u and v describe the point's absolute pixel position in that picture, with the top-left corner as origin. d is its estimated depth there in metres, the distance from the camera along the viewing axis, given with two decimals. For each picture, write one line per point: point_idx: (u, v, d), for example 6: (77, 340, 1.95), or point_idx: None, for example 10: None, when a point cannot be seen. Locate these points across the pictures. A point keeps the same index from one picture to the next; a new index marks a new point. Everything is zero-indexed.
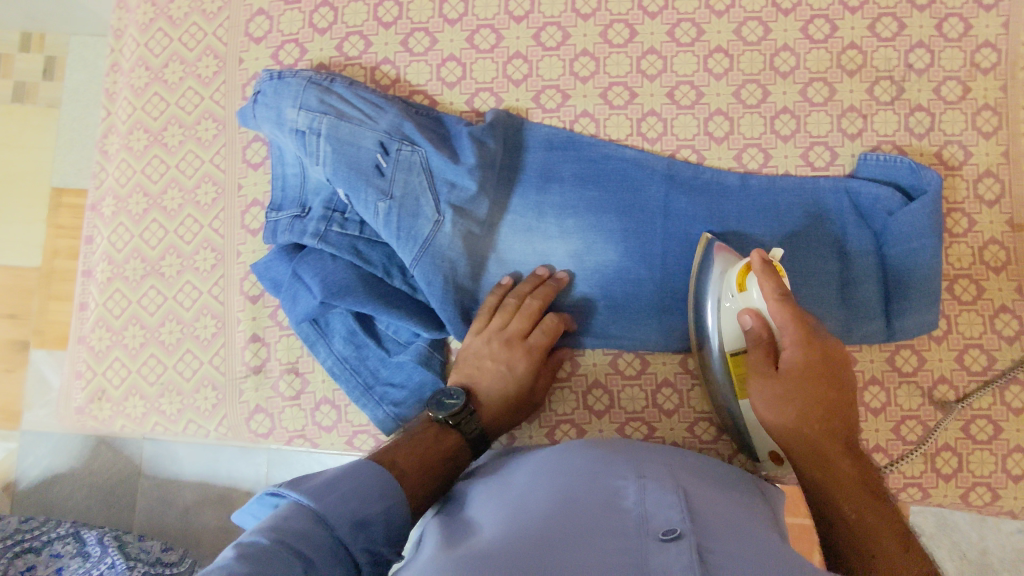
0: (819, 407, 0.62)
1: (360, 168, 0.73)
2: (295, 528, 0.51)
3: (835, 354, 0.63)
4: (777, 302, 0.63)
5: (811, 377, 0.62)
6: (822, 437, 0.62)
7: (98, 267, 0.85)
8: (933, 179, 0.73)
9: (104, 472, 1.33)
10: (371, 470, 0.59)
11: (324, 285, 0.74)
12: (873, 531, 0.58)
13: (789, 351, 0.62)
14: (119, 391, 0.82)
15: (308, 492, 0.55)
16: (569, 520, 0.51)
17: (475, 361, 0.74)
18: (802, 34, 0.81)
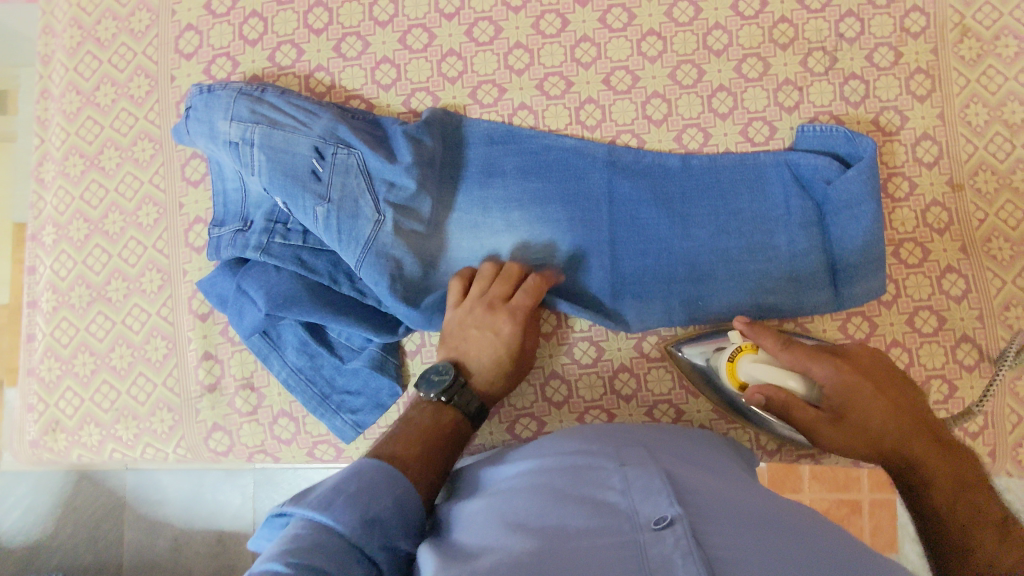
0: (889, 411, 0.61)
1: (296, 175, 0.73)
2: (308, 544, 0.49)
3: (865, 367, 0.63)
4: (785, 352, 0.64)
5: (857, 399, 0.61)
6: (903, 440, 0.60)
7: (43, 297, 0.83)
8: (868, 145, 0.73)
9: (87, 505, 1.31)
10: (373, 469, 0.57)
11: (268, 296, 0.73)
12: (969, 527, 0.54)
13: (829, 386, 0.62)
14: (73, 420, 0.81)
15: (313, 505, 0.53)
16: (559, 520, 0.50)
17: (460, 333, 0.72)
18: (733, 11, 0.81)
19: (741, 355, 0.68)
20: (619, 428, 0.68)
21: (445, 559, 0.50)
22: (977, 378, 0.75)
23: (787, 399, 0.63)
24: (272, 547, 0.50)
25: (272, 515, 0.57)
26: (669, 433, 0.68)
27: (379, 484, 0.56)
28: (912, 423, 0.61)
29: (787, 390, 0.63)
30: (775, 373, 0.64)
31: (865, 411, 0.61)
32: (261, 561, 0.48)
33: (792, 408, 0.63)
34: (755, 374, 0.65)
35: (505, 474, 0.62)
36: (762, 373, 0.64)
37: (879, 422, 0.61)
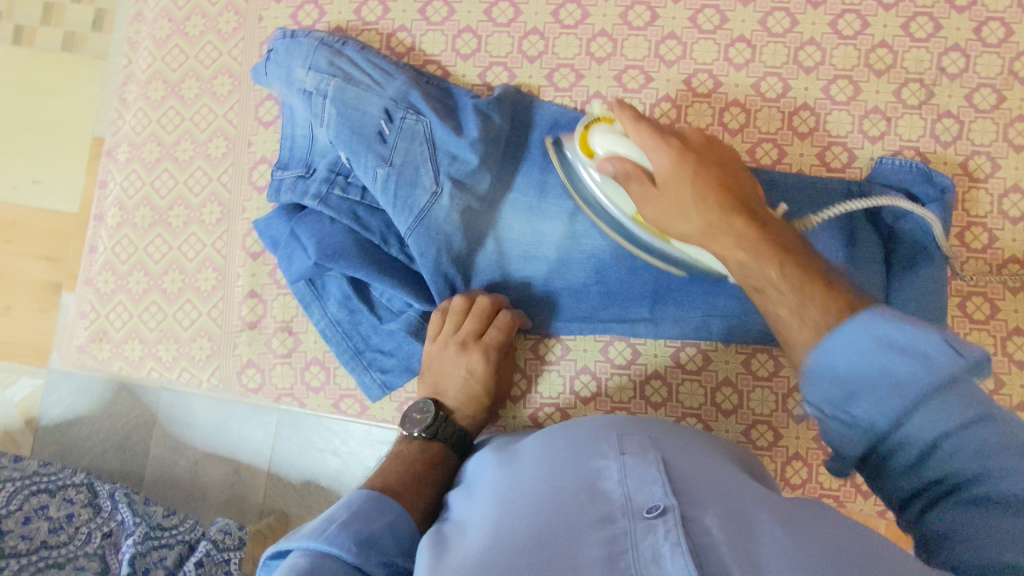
0: (711, 186, 0.60)
1: (362, 133, 0.74)
2: (310, 569, 0.49)
3: (693, 145, 0.64)
4: (632, 129, 0.65)
5: (680, 168, 0.61)
6: (726, 215, 0.58)
7: (110, 213, 0.88)
8: (948, 183, 0.72)
9: (121, 415, 1.38)
10: (365, 499, 0.59)
11: (319, 247, 0.74)
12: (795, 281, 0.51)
13: (655, 162, 0.63)
14: (119, 333, 0.85)
15: (311, 536, 0.53)
16: (550, 511, 0.49)
17: (438, 369, 0.75)
18: (831, 29, 0.78)
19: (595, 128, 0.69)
20: (625, 416, 0.67)
21: (442, 552, 0.50)
22: None
23: (626, 170, 0.64)
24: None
25: (267, 557, 0.56)
26: (682, 428, 0.66)
27: (375, 508, 0.58)
28: (733, 197, 0.59)
29: (629, 163, 0.64)
30: (626, 146, 0.65)
31: (687, 188, 0.60)
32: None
33: (627, 181, 0.64)
34: (608, 145, 0.66)
35: (510, 461, 0.61)
36: (610, 141, 0.66)
37: (708, 199, 0.59)
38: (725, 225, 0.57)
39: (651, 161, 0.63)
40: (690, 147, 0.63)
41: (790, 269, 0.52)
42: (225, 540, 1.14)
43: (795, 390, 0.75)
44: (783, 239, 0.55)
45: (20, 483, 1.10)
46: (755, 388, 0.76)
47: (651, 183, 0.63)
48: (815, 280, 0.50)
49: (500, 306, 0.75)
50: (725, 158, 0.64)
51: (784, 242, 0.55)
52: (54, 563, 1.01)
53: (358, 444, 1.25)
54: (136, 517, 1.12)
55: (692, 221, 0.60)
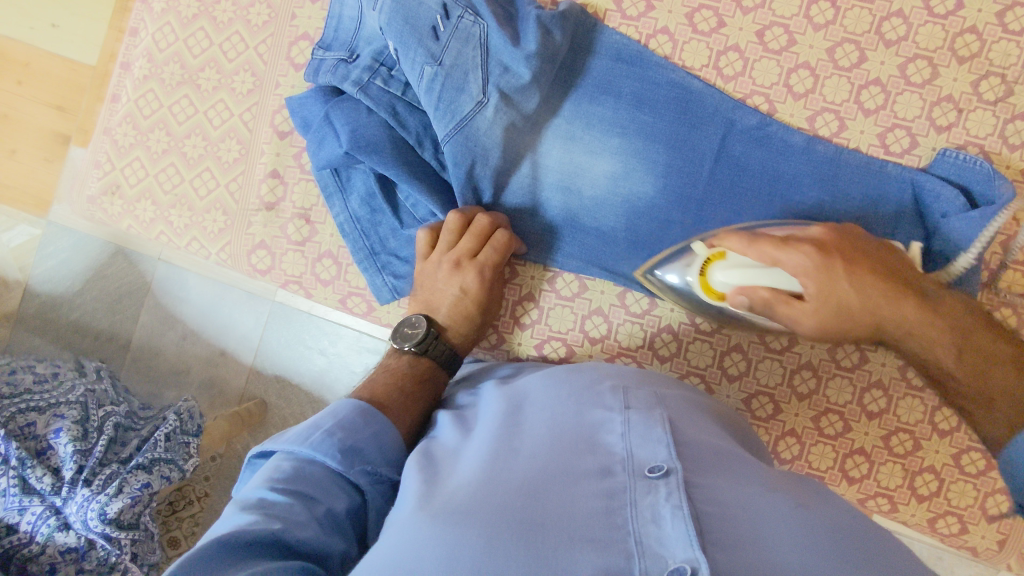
0: (870, 280, 0.57)
1: (415, 25, 0.70)
2: (293, 474, 0.50)
3: (823, 236, 0.60)
4: (751, 246, 0.60)
5: (824, 275, 0.57)
6: (893, 305, 0.57)
7: (138, 63, 0.84)
8: (1006, 192, 0.66)
9: (115, 278, 1.37)
10: (353, 407, 0.58)
11: (352, 136, 0.71)
12: (985, 367, 0.55)
13: (796, 276, 0.58)
14: (133, 190, 0.83)
15: (295, 439, 0.53)
16: (549, 458, 0.49)
17: (431, 287, 0.73)
18: (922, 3, 0.73)
19: (710, 266, 0.65)
20: (630, 367, 0.67)
21: (439, 484, 0.50)
22: None
23: (766, 298, 0.60)
24: (255, 478, 0.50)
25: (250, 457, 0.56)
26: (685, 387, 0.67)
27: (360, 417, 0.57)
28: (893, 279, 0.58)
29: (767, 288, 0.59)
30: (747, 270, 0.61)
31: (846, 287, 0.57)
32: (248, 492, 0.49)
33: (772, 305, 0.60)
34: (731, 278, 0.63)
35: (513, 397, 0.61)
36: (738, 274, 0.62)
37: (871, 293, 0.57)
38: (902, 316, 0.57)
39: (795, 276, 0.58)
40: (819, 240, 0.59)
41: (971, 359, 0.56)
42: (188, 422, 1.13)
43: (803, 367, 0.74)
44: (953, 317, 0.57)
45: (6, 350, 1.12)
46: (765, 358, 0.75)
47: (799, 301, 0.59)
48: (996, 367, 0.55)
49: (496, 226, 0.73)
50: (860, 239, 0.60)
51: (959, 327, 0.57)
52: (36, 408, 1.04)
53: (348, 348, 1.25)
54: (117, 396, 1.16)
55: (860, 320, 0.58)
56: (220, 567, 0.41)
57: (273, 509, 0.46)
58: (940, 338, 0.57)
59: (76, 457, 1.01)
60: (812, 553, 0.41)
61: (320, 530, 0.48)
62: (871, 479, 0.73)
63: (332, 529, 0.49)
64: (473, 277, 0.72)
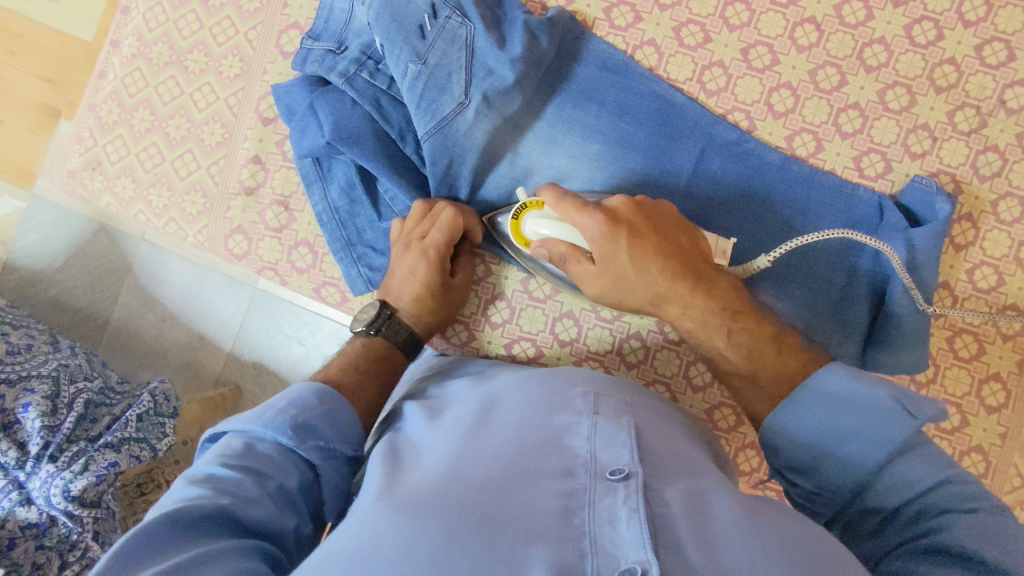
0: (656, 257, 0.62)
1: (403, 22, 0.71)
2: (244, 452, 0.50)
3: (624, 208, 0.63)
4: (557, 204, 0.65)
5: (610, 244, 0.62)
6: (670, 281, 0.62)
7: (127, 41, 0.84)
8: (943, 211, 0.69)
9: (96, 256, 1.36)
10: (311, 388, 0.58)
11: (335, 127, 0.72)
12: (751, 354, 0.60)
13: (587, 238, 0.63)
14: (113, 167, 0.83)
15: (247, 419, 0.54)
16: (514, 457, 0.49)
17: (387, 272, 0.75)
18: (904, 32, 0.75)
19: (527, 212, 0.70)
20: (598, 372, 0.67)
21: (401, 479, 0.50)
22: None
23: (563, 252, 0.66)
24: (206, 456, 0.50)
25: (204, 440, 0.56)
26: (649, 392, 0.67)
27: (316, 397, 0.57)
28: (675, 261, 0.62)
29: (565, 244, 0.66)
30: (557, 228, 0.66)
31: (625, 259, 0.62)
32: (198, 468, 0.49)
33: (567, 260, 0.66)
34: (543, 228, 0.67)
35: (481, 397, 0.61)
36: (549, 225, 0.66)
37: (650, 269, 0.62)
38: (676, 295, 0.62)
39: (586, 237, 0.64)
40: (620, 210, 0.63)
41: (738, 345, 0.60)
42: (163, 404, 1.14)
43: None
44: (729, 302, 0.61)
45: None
46: None
47: (588, 261, 0.64)
48: (765, 351, 0.60)
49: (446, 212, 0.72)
50: (659, 216, 0.64)
51: (730, 307, 0.61)
52: (5, 380, 1.04)
53: (325, 339, 1.24)
54: (92, 370, 1.14)
55: (639, 291, 0.63)
56: (174, 543, 0.42)
57: (223, 484, 0.47)
58: (713, 318, 0.61)
59: (43, 432, 1.01)
60: (764, 560, 0.42)
61: (273, 507, 0.48)
62: None
63: (283, 504, 0.50)
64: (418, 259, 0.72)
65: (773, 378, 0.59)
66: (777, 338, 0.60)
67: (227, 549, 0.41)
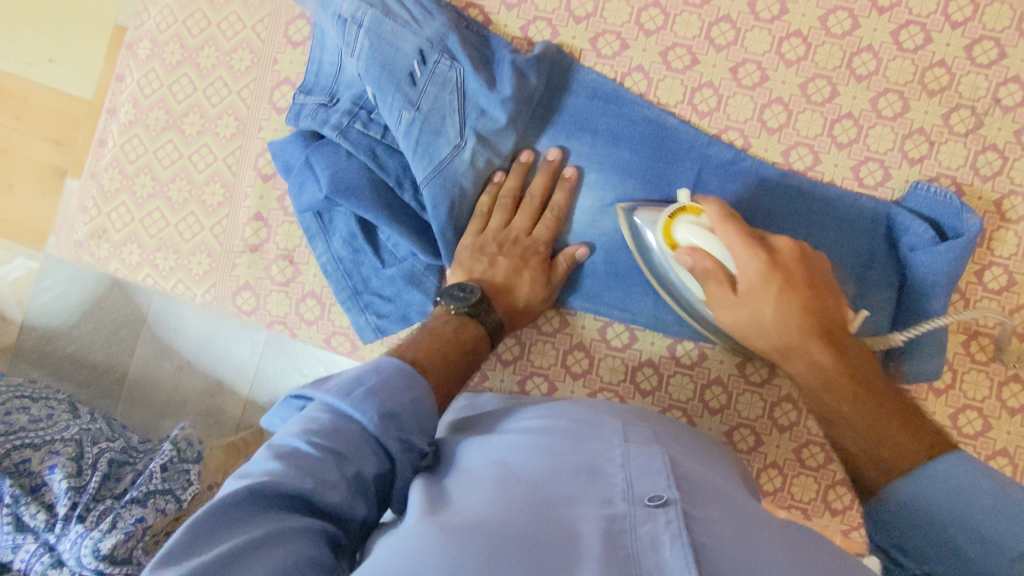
0: (801, 313, 0.59)
1: (392, 71, 0.72)
2: (331, 431, 0.46)
3: (791, 255, 0.60)
4: (722, 228, 0.61)
5: (762, 291, 0.59)
6: (805, 339, 0.59)
7: (124, 109, 0.86)
8: (974, 226, 0.68)
9: (112, 310, 1.38)
10: (395, 368, 0.52)
11: (332, 180, 0.72)
12: (876, 435, 0.54)
13: (741, 271, 0.60)
14: (119, 235, 0.84)
15: (335, 392, 0.48)
16: (554, 485, 0.49)
17: (486, 257, 0.72)
18: (892, 38, 0.74)
19: (682, 215, 0.65)
20: (619, 402, 0.67)
21: (440, 501, 0.48)
22: None
23: (706, 269, 0.62)
24: (290, 427, 0.47)
25: (287, 396, 0.52)
26: (668, 419, 0.67)
27: (401, 380, 0.50)
28: (819, 320, 0.59)
29: (712, 261, 0.61)
30: (709, 243, 0.62)
31: (772, 305, 0.59)
32: (285, 443, 0.45)
33: (706, 278, 0.62)
34: (692, 237, 0.63)
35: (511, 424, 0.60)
36: (700, 238, 0.62)
37: (791, 323, 0.59)
38: (806, 353, 0.59)
39: (739, 270, 0.60)
40: (785, 258, 0.60)
41: (869, 414, 0.55)
42: (186, 451, 1.15)
43: (784, 400, 0.74)
44: (862, 372, 0.58)
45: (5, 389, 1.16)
46: (745, 392, 0.75)
47: (731, 290, 0.61)
48: (896, 426, 0.54)
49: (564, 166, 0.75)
50: (819, 271, 0.61)
51: (863, 376, 0.57)
52: (30, 445, 1.05)
53: None
54: (112, 434, 1.18)
55: (771, 339, 0.60)
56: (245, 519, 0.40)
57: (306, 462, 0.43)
58: (841, 378, 0.57)
59: (70, 493, 1.01)
60: None
61: (348, 493, 0.45)
62: (854, 510, 0.73)
63: None
64: (535, 249, 0.73)
65: (895, 449, 0.53)
66: (909, 420, 0.54)
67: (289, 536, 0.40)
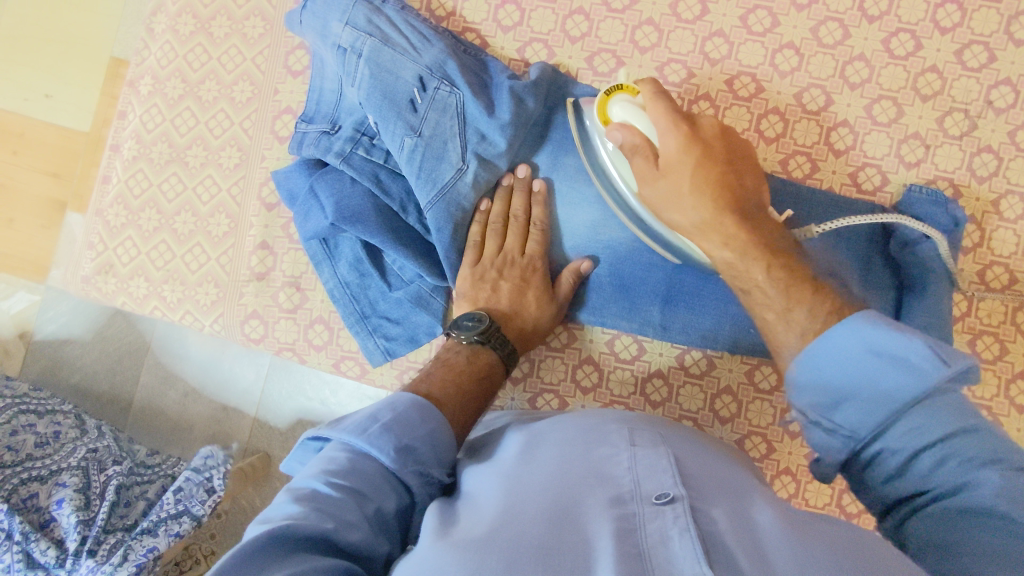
0: (719, 185, 0.61)
1: (393, 98, 0.73)
2: (348, 468, 0.47)
3: (712, 134, 0.63)
4: (653, 103, 0.64)
5: (685, 158, 0.61)
6: (721, 211, 0.60)
7: (127, 144, 0.87)
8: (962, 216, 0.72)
9: (115, 339, 1.38)
10: (409, 402, 0.53)
11: (336, 208, 0.73)
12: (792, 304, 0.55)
13: (663, 143, 0.62)
14: (125, 268, 0.84)
15: (352, 430, 0.50)
16: (562, 491, 0.49)
17: (490, 283, 0.73)
18: (883, 46, 0.76)
19: (618, 94, 0.66)
20: (631, 414, 0.66)
21: (454, 519, 0.49)
22: None
23: (635, 143, 0.63)
24: (309, 469, 0.48)
25: (303, 439, 0.53)
26: (681, 427, 0.66)
27: (417, 413, 0.52)
28: (733, 189, 0.61)
29: (640, 137, 0.63)
30: (641, 119, 0.64)
31: (690, 172, 0.61)
32: (303, 481, 0.46)
33: (634, 152, 0.64)
34: (625, 116, 0.65)
35: (514, 437, 0.60)
36: (632, 114, 0.64)
37: (707, 190, 0.61)
38: (722, 225, 0.60)
39: (660, 144, 0.62)
40: (703, 137, 0.63)
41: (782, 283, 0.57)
42: (205, 468, 1.10)
43: None
44: (775, 245, 0.59)
45: (9, 400, 1.12)
46: (755, 399, 0.76)
47: (655, 160, 0.63)
48: (803, 291, 0.55)
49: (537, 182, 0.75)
50: (741, 155, 0.64)
51: (778, 249, 0.59)
52: (37, 478, 1.05)
53: (348, 396, 1.23)
54: (121, 450, 1.14)
55: (686, 208, 0.62)
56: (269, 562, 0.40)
57: (325, 503, 0.44)
58: (754, 246, 0.59)
59: (80, 527, 1.00)
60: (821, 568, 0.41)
61: (369, 532, 0.46)
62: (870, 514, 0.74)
63: None
64: (535, 270, 0.74)
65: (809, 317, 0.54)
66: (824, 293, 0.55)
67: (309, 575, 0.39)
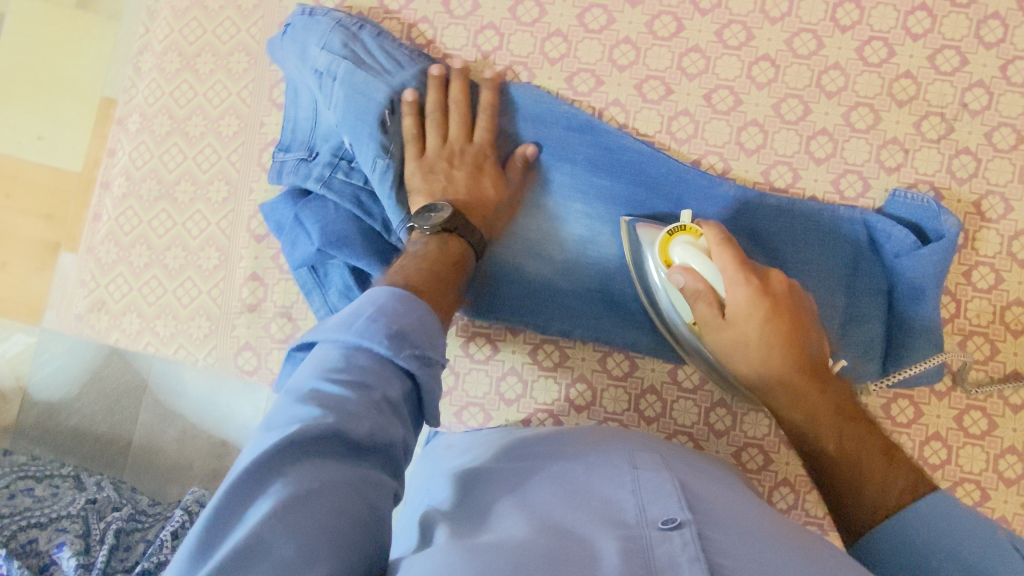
0: (786, 342, 0.63)
1: (366, 119, 0.74)
2: (344, 363, 0.44)
3: (780, 289, 0.65)
4: (721, 254, 0.65)
5: (752, 317, 0.63)
6: (789, 368, 0.63)
7: (116, 181, 0.88)
8: (953, 226, 0.70)
9: (110, 380, 1.37)
10: (391, 298, 0.49)
11: (323, 233, 0.74)
12: (858, 467, 0.58)
13: (730, 296, 0.64)
14: (118, 305, 0.84)
15: (339, 328, 0.46)
16: (568, 519, 0.48)
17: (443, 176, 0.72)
18: (857, 55, 0.77)
19: (680, 235, 0.68)
20: (632, 434, 0.67)
21: (463, 534, 0.47)
22: (1013, 494, 0.71)
23: (699, 290, 0.65)
24: (304, 371, 0.45)
25: (290, 350, 0.51)
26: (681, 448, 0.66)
27: (402, 303, 0.48)
28: (799, 346, 0.63)
29: (704, 283, 0.65)
30: (704, 265, 0.65)
31: (755, 330, 0.63)
32: (302, 382, 0.43)
33: (697, 299, 0.65)
34: (687, 258, 0.66)
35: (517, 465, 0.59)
36: (696, 259, 0.65)
37: (775, 351, 0.63)
38: (788, 383, 0.63)
39: (728, 296, 0.64)
40: (771, 292, 0.64)
41: (850, 446, 0.59)
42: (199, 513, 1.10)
43: None
44: (845, 408, 0.62)
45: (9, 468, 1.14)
46: (749, 412, 0.76)
47: (719, 313, 0.64)
48: (873, 456, 0.58)
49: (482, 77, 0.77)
50: (806, 307, 0.65)
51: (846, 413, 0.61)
52: (37, 524, 1.04)
53: None
54: (120, 499, 1.14)
55: (752, 361, 0.64)
56: (301, 464, 0.40)
57: (330, 399, 0.42)
58: (823, 411, 0.61)
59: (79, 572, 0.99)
60: None
61: (379, 418, 0.43)
62: None
63: None
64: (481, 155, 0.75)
65: (877, 489, 0.56)
66: (888, 452, 0.58)
67: (332, 484, 0.40)
